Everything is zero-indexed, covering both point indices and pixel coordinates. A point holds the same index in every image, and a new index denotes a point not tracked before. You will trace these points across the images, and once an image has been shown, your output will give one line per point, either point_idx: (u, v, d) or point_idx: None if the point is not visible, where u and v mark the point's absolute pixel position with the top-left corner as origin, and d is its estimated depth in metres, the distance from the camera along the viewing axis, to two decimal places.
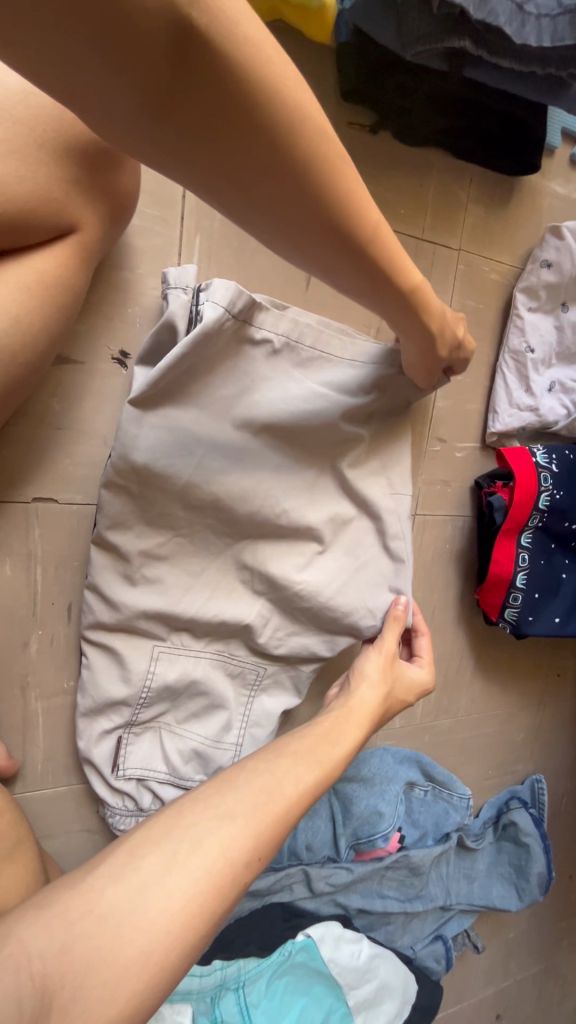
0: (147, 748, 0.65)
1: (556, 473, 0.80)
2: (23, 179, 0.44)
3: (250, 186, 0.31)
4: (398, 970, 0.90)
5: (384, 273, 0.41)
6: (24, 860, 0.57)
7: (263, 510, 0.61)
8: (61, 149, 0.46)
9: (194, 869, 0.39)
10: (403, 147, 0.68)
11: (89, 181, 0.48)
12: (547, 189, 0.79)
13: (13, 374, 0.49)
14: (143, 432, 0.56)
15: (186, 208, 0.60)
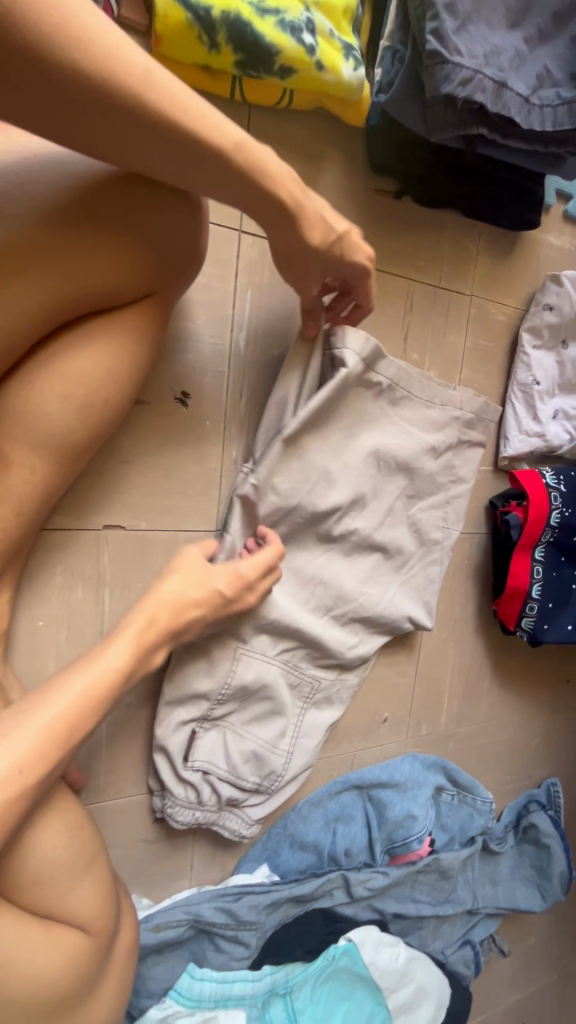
0: (212, 744, 0.71)
1: (564, 492, 0.88)
2: (120, 262, 0.50)
3: (131, 132, 0.43)
4: (434, 974, 0.94)
5: (258, 185, 0.50)
6: (97, 877, 0.61)
7: (341, 527, 0.72)
8: (148, 223, 0.51)
9: (29, 736, 0.44)
10: (421, 210, 0.78)
11: (173, 250, 0.54)
12: (544, 241, 0.89)
13: (103, 420, 0.54)
14: (280, 457, 0.66)
15: (239, 265, 0.68)
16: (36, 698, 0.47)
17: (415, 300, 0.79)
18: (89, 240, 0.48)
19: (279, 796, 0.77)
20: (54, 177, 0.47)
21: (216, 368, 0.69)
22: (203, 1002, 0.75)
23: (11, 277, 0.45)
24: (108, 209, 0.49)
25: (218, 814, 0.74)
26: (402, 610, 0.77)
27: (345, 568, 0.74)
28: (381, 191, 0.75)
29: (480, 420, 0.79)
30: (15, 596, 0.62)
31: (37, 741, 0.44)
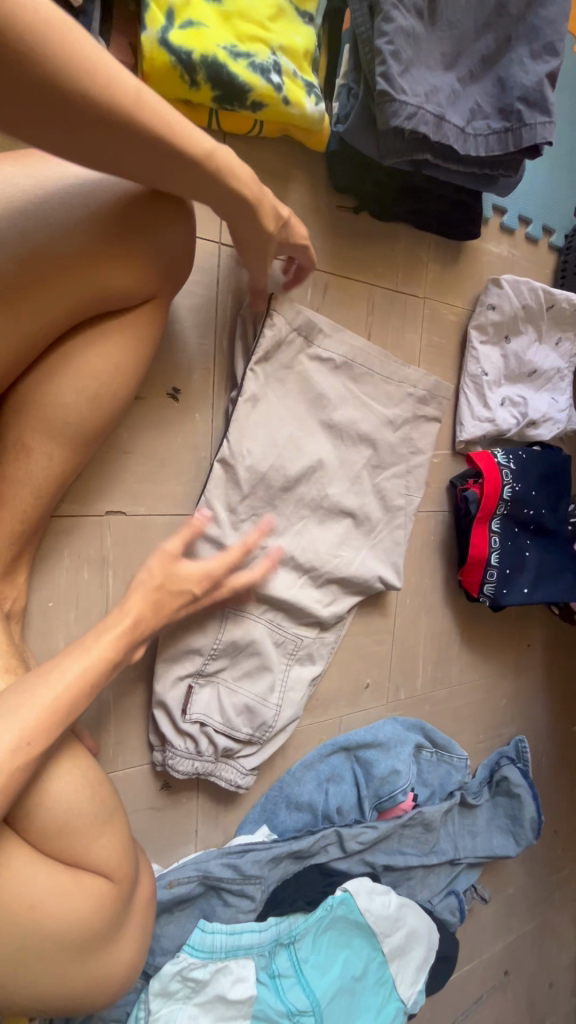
0: (207, 698, 0.78)
1: (514, 469, 0.99)
2: (128, 271, 0.58)
3: (113, 142, 0.47)
4: (422, 919, 1.00)
5: (224, 187, 0.56)
6: (121, 824, 0.60)
7: (315, 498, 0.81)
8: (149, 233, 0.58)
9: (35, 709, 0.49)
10: (377, 223, 0.88)
11: (170, 254, 0.61)
12: (486, 249, 1.01)
13: (111, 409, 0.62)
14: (249, 430, 0.75)
15: (220, 272, 0.76)
16: (37, 682, 0.51)
17: (375, 302, 0.89)
18: (97, 248, 0.54)
19: (270, 746, 0.84)
20: (67, 195, 0.53)
21: (202, 365, 0.76)
22: (215, 952, 0.81)
23: (39, 293, 0.53)
24: (112, 223, 0.55)
25: (216, 765, 0.80)
26: (374, 571, 0.86)
27: (325, 538, 0.82)
28: (342, 207, 0.84)
29: (434, 397, 0.88)
30: (29, 577, 0.67)
31: (35, 717, 0.48)
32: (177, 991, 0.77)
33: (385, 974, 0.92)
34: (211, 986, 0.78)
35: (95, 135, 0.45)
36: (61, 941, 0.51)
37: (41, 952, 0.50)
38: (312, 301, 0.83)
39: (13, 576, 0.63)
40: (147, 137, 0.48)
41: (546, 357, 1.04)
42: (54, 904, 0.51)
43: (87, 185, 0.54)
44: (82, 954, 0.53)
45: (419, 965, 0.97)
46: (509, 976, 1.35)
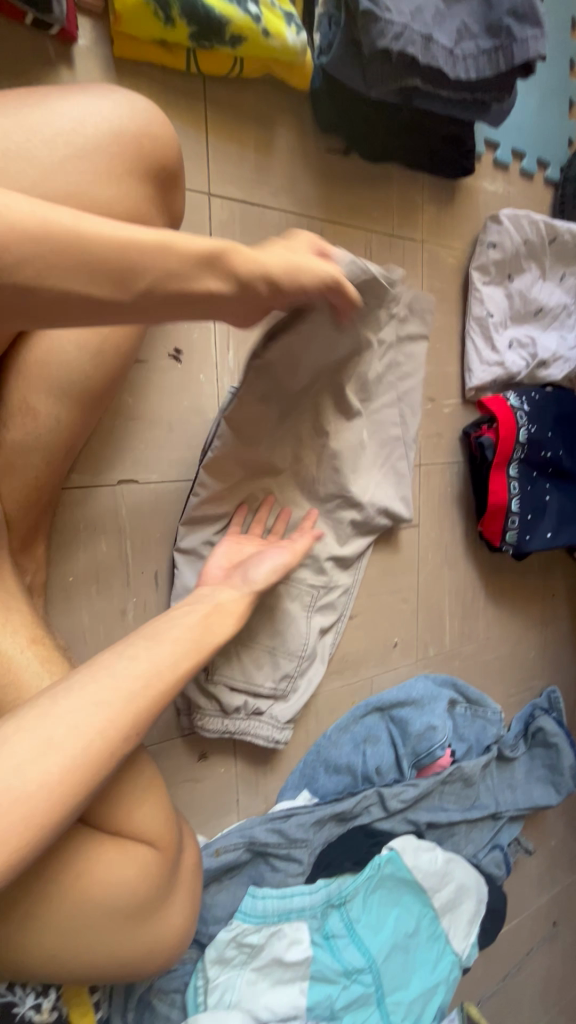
0: (226, 660, 0.77)
1: (528, 410, 0.97)
2: (118, 200, 0.54)
3: (124, 308, 0.41)
4: (471, 873, 0.99)
5: (277, 282, 0.48)
6: (160, 788, 0.60)
7: (321, 449, 0.78)
8: (141, 172, 0.56)
9: (105, 713, 0.45)
10: (368, 166, 0.85)
11: (160, 197, 0.59)
12: (481, 187, 0.97)
13: (114, 365, 0.61)
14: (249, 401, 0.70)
15: (212, 226, 0.73)
16: (98, 669, 0.48)
17: (373, 249, 0.87)
18: (84, 193, 0.52)
19: (299, 697, 0.83)
20: (50, 138, 0.51)
21: (202, 322, 0.74)
22: (267, 917, 0.81)
23: None
24: (100, 164, 0.53)
25: (245, 723, 0.79)
26: (383, 507, 0.85)
27: (331, 477, 0.80)
28: (329, 149, 0.81)
29: (413, 311, 0.78)
30: (47, 551, 0.66)
31: (109, 720, 0.45)
32: (233, 957, 0.77)
33: (438, 930, 0.91)
34: (266, 950, 0.78)
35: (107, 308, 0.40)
36: (102, 909, 0.50)
37: (91, 915, 0.50)
38: None
39: (31, 552, 0.62)
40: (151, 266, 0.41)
41: (552, 294, 1.01)
42: (95, 862, 0.51)
43: (69, 128, 0.52)
44: (127, 923, 0.52)
45: (470, 918, 0.96)
46: (558, 927, 1.35)
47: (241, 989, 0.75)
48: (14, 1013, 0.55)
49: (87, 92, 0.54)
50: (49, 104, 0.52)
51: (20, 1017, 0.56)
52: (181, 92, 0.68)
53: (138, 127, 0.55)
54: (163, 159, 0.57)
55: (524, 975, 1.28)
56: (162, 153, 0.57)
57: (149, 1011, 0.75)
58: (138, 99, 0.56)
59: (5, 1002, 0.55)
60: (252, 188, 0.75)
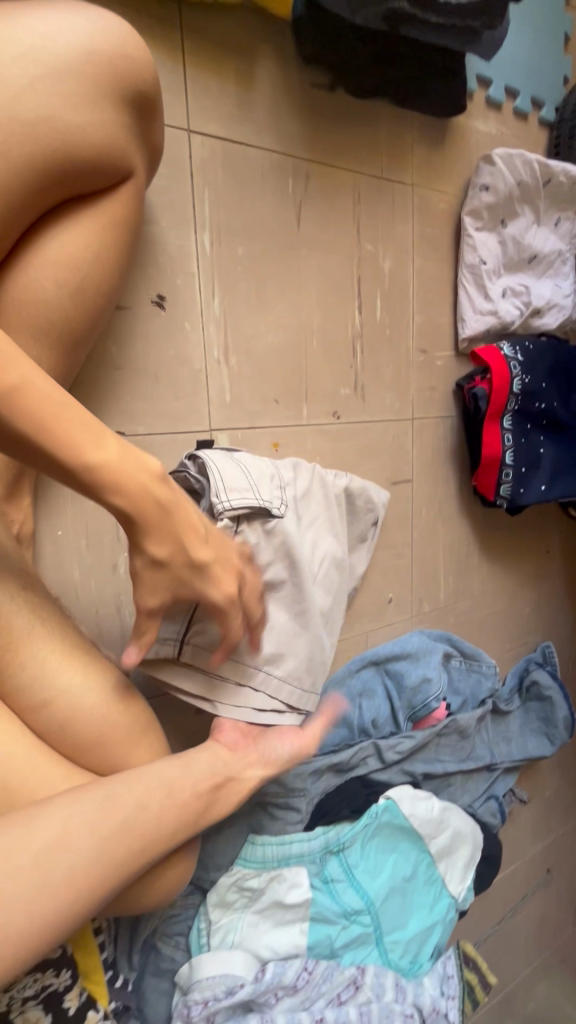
0: None
1: (522, 361, 0.95)
2: (91, 126, 0.52)
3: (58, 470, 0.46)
4: (466, 820, 1.01)
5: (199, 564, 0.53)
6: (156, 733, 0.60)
7: None
8: (115, 97, 0.53)
9: (108, 833, 0.48)
10: (354, 103, 0.82)
11: (136, 126, 0.57)
12: (473, 127, 0.94)
13: (94, 305, 0.59)
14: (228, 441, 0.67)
15: (193, 166, 0.70)
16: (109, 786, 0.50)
17: (362, 193, 0.84)
18: (56, 116, 0.50)
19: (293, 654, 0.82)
20: (15, 55, 0.48)
21: (185, 268, 0.71)
22: (268, 863, 0.83)
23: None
24: (71, 87, 0.50)
25: None
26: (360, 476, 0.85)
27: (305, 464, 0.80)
28: (313, 83, 0.78)
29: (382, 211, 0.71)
30: (34, 505, 0.65)
31: (114, 845, 0.48)
32: (234, 901, 0.80)
33: (434, 875, 0.93)
34: (267, 894, 0.80)
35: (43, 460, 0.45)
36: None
37: None
38: (295, 194, 0.78)
39: (17, 503, 0.61)
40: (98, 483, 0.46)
41: (546, 240, 0.98)
42: None
43: (35, 46, 0.49)
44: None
45: (466, 863, 0.98)
46: (552, 874, 1.39)
47: (242, 932, 0.78)
48: None
49: (54, 11, 0.52)
50: (13, 21, 0.49)
51: None
52: (155, 19, 0.65)
53: (110, 47, 0.53)
54: (137, 83, 0.54)
55: (519, 919, 1.32)
56: (137, 76, 0.54)
57: (154, 953, 0.78)
58: (109, 16, 0.54)
59: None
60: (233, 125, 0.72)
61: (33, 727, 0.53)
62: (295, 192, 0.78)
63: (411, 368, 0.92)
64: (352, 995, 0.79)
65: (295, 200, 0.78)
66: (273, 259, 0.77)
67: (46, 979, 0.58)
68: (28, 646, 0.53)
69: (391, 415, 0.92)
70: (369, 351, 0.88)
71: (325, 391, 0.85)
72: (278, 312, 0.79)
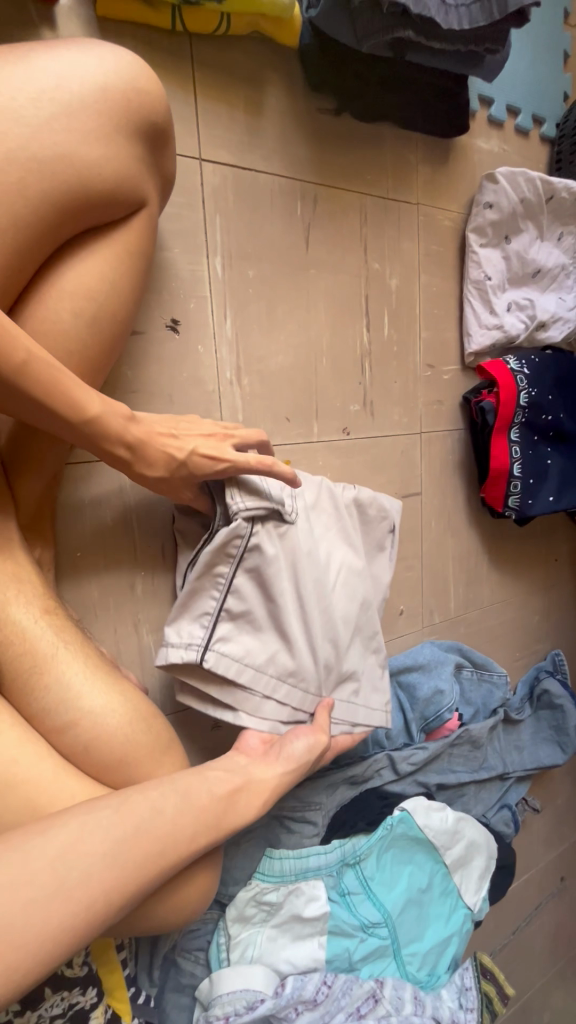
0: None
1: (528, 374, 0.96)
2: (107, 161, 0.53)
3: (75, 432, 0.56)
4: (480, 830, 1.01)
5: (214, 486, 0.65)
6: (178, 753, 0.60)
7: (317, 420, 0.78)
8: (130, 131, 0.55)
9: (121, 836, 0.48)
10: (360, 125, 0.83)
11: (150, 157, 0.58)
12: (475, 146, 0.95)
13: (111, 333, 0.60)
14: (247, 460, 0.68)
15: (205, 193, 0.71)
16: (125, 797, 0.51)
17: (368, 213, 0.85)
18: (73, 151, 0.51)
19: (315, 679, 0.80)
20: (35, 97, 0.50)
21: (197, 292, 0.73)
22: (285, 876, 0.83)
23: (16, 203, 0.49)
24: (88, 124, 0.52)
25: None
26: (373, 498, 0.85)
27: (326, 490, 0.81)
28: (320, 108, 0.80)
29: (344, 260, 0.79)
30: (54, 526, 0.66)
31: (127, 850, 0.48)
32: (253, 915, 0.80)
33: (449, 886, 0.94)
34: (285, 908, 0.80)
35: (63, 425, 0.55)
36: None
37: None
38: (303, 216, 0.79)
39: (38, 527, 0.62)
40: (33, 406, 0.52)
41: (550, 254, 0.99)
42: None
43: (54, 86, 0.51)
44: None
45: (481, 873, 0.99)
46: (566, 882, 1.39)
47: (262, 946, 0.78)
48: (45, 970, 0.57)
49: (73, 50, 0.53)
50: (33, 63, 0.51)
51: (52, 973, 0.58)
52: (167, 52, 0.67)
53: (126, 84, 0.54)
54: (151, 116, 0.56)
55: (533, 927, 1.32)
56: (151, 110, 0.56)
57: (175, 969, 0.79)
58: (125, 55, 0.55)
59: None
60: (243, 151, 0.73)
61: (59, 748, 0.54)
62: (304, 215, 0.79)
63: (418, 383, 0.94)
64: (371, 1008, 0.80)
65: (303, 223, 0.80)
66: (282, 279, 0.79)
67: (74, 998, 0.59)
68: (53, 668, 0.54)
69: (400, 429, 0.94)
70: (377, 367, 0.90)
71: (335, 408, 0.86)
72: (288, 331, 0.80)
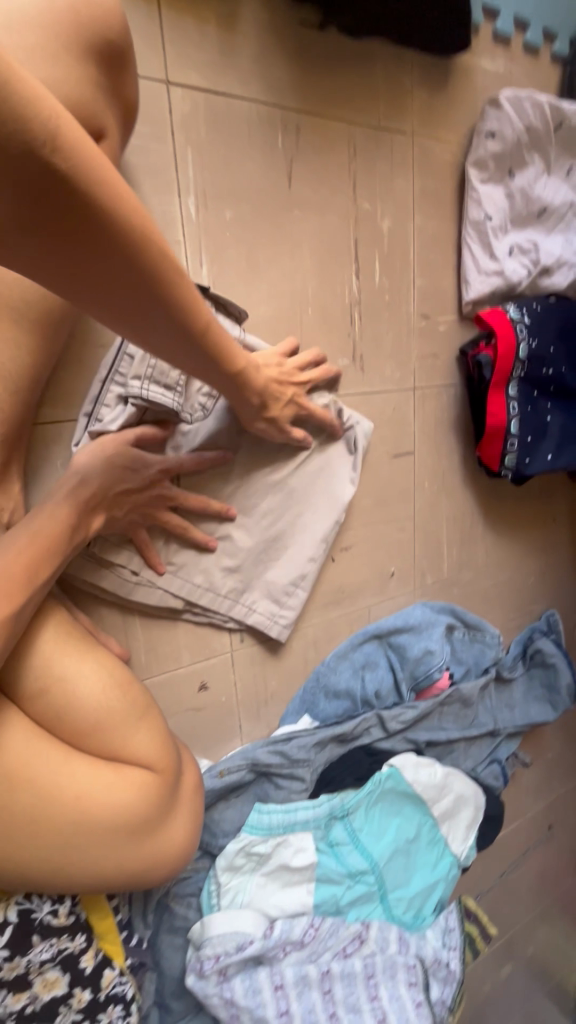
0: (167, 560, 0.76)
1: (529, 323, 0.91)
2: (56, 82, 0.48)
3: (143, 303, 0.45)
4: (469, 783, 1.03)
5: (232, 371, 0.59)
6: (157, 720, 0.59)
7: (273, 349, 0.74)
8: (81, 47, 0.49)
9: None
10: (348, 42, 0.75)
11: (106, 77, 0.52)
12: (478, 66, 0.86)
13: None
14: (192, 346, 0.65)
15: (174, 122, 0.65)
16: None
17: (357, 145, 0.78)
18: None
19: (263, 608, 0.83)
20: None
21: (170, 235, 0.68)
22: (273, 829, 0.85)
23: None
24: (33, 41, 0.47)
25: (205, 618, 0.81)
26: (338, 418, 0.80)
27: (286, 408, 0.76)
28: (303, 24, 0.72)
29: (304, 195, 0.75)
30: (25, 489, 0.64)
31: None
32: (242, 865, 0.83)
33: (437, 835, 0.96)
34: (274, 855, 0.84)
35: (121, 296, 0.44)
36: (95, 822, 0.52)
37: (87, 833, 0.52)
38: (285, 150, 0.73)
39: (6, 490, 0.60)
40: (166, 305, 0.47)
41: (557, 190, 0.92)
42: (90, 789, 0.52)
43: None
44: (128, 837, 0.54)
45: (468, 824, 1.01)
46: (553, 830, 1.44)
47: (252, 892, 0.81)
48: (32, 919, 0.58)
49: None
50: None
51: (38, 922, 0.59)
52: None
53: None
54: (105, 32, 0.50)
55: (520, 871, 1.37)
56: (100, 24, 0.50)
57: (169, 913, 0.82)
58: None
59: (24, 910, 0.58)
60: (216, 75, 0.66)
61: (31, 715, 0.54)
62: (286, 148, 0.73)
63: (411, 335, 0.89)
64: (357, 948, 0.84)
65: (286, 157, 0.73)
66: (263, 221, 0.73)
67: (62, 944, 0.60)
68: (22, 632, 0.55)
69: (392, 385, 0.89)
70: (368, 318, 0.84)
71: None
72: (271, 279, 0.75)
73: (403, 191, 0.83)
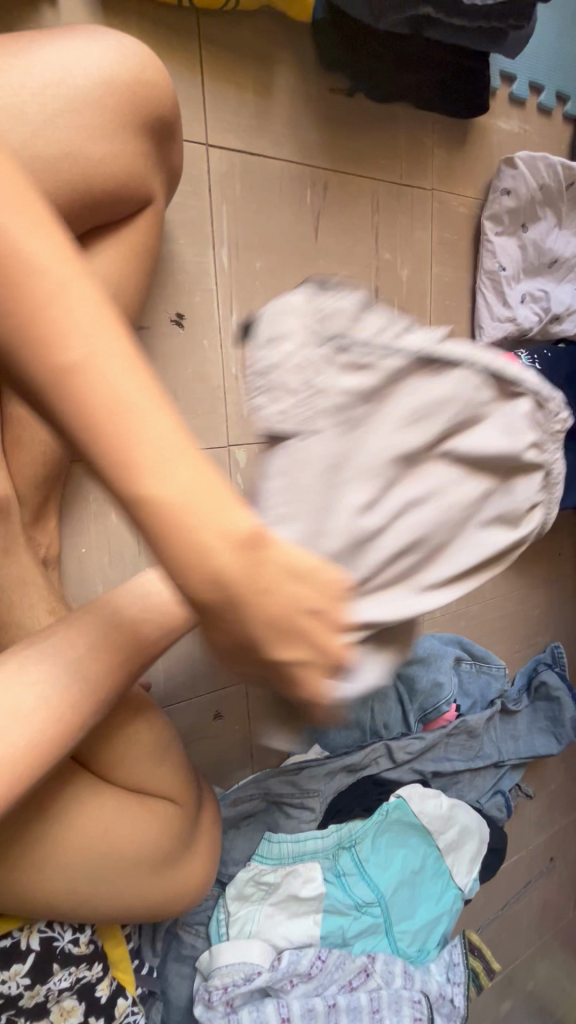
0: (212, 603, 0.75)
1: (540, 369, 0.94)
2: (112, 154, 0.51)
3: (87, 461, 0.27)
4: (473, 815, 1.04)
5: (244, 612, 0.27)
6: (178, 752, 0.61)
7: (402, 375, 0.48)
8: (136, 121, 0.53)
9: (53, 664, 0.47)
10: (374, 105, 0.80)
11: (155, 149, 0.56)
12: (495, 127, 0.91)
13: None
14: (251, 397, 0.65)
15: (211, 181, 0.69)
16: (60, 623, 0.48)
17: (380, 200, 0.82)
18: (75, 146, 0.49)
19: None
20: (36, 86, 0.48)
21: (203, 283, 0.71)
22: (283, 859, 0.87)
23: None
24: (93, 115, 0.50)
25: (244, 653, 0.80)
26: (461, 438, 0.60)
27: None
28: (331, 89, 0.76)
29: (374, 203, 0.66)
30: (59, 524, 0.66)
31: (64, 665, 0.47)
32: (251, 894, 0.84)
33: (441, 868, 0.96)
34: (284, 887, 0.84)
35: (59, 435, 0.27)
36: (120, 854, 0.53)
37: (111, 863, 0.53)
38: (313, 204, 0.77)
39: (42, 526, 0.63)
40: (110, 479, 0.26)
41: (567, 243, 0.96)
42: (114, 820, 0.53)
43: (54, 75, 0.49)
44: (149, 869, 0.55)
45: (472, 856, 1.01)
46: (554, 862, 1.44)
47: (260, 923, 0.81)
48: (53, 948, 0.59)
49: (73, 37, 0.51)
50: (36, 51, 0.49)
51: (59, 950, 0.60)
52: (173, 31, 0.63)
53: (130, 72, 0.52)
54: (158, 107, 0.54)
55: (522, 904, 1.37)
56: (154, 98, 0.53)
57: (176, 940, 0.83)
58: (128, 41, 0.53)
59: (45, 938, 0.59)
60: (251, 138, 0.71)
61: None
62: (314, 203, 0.77)
63: None
64: (363, 982, 0.84)
65: (313, 211, 0.77)
66: (290, 271, 0.77)
67: (80, 973, 0.61)
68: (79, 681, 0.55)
69: None
70: None
71: None
72: None
73: (421, 243, 0.88)
